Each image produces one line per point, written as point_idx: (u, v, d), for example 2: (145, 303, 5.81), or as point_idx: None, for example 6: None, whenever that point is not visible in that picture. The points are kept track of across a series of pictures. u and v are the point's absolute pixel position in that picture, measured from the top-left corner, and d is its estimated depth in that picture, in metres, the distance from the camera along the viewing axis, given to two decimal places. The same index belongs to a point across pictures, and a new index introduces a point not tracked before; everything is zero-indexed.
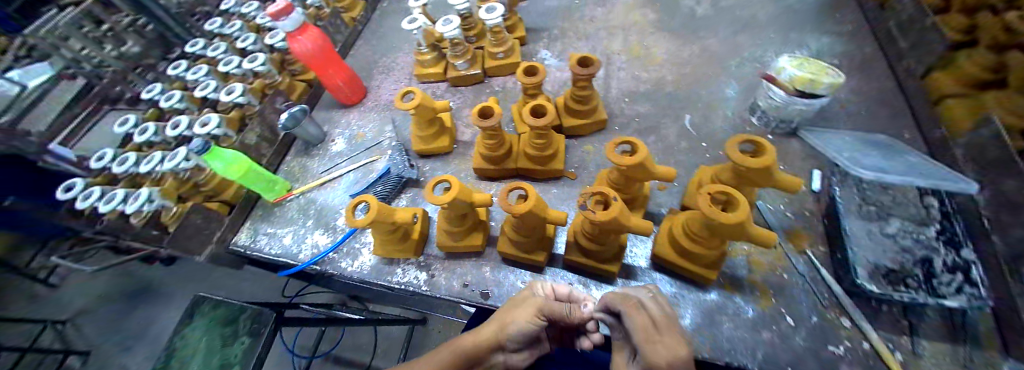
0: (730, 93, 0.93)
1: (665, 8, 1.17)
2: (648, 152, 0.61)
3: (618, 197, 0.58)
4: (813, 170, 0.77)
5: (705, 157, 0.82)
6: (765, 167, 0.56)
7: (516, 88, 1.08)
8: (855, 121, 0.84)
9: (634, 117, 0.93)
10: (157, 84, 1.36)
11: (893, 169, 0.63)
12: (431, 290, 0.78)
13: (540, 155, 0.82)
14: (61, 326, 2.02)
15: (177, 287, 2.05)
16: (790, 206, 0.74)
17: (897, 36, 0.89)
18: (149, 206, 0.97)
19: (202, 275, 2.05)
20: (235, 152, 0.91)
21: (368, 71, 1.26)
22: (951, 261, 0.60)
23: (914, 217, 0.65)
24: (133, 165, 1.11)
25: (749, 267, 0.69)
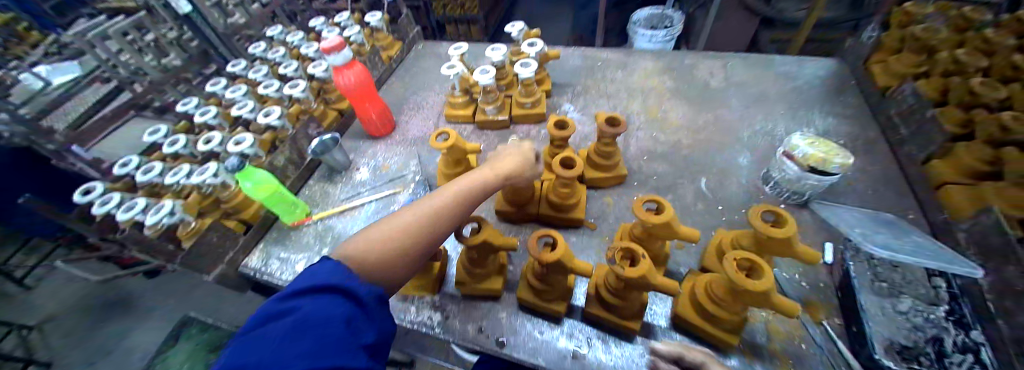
0: (743, 161, 0.99)
1: (680, 76, 1.28)
2: (674, 213, 0.64)
3: (645, 254, 0.61)
4: (826, 242, 0.80)
5: (721, 220, 0.86)
6: (786, 237, 0.59)
7: (539, 136, 1.14)
8: (860, 199, 0.89)
9: (653, 175, 0.97)
10: (193, 99, 1.42)
11: (905, 248, 0.67)
12: (445, 332, 0.78)
13: (564, 204, 0.85)
14: (27, 330, 1.91)
15: (159, 301, 1.96)
16: (804, 276, 0.77)
17: (899, 123, 0.98)
18: (169, 219, 0.98)
19: (188, 290, 1.97)
20: (265, 175, 0.94)
21: (399, 106, 1.33)
22: (962, 342, 0.62)
23: (924, 296, 0.67)
24: (157, 175, 1.15)
25: (767, 334, 0.70)
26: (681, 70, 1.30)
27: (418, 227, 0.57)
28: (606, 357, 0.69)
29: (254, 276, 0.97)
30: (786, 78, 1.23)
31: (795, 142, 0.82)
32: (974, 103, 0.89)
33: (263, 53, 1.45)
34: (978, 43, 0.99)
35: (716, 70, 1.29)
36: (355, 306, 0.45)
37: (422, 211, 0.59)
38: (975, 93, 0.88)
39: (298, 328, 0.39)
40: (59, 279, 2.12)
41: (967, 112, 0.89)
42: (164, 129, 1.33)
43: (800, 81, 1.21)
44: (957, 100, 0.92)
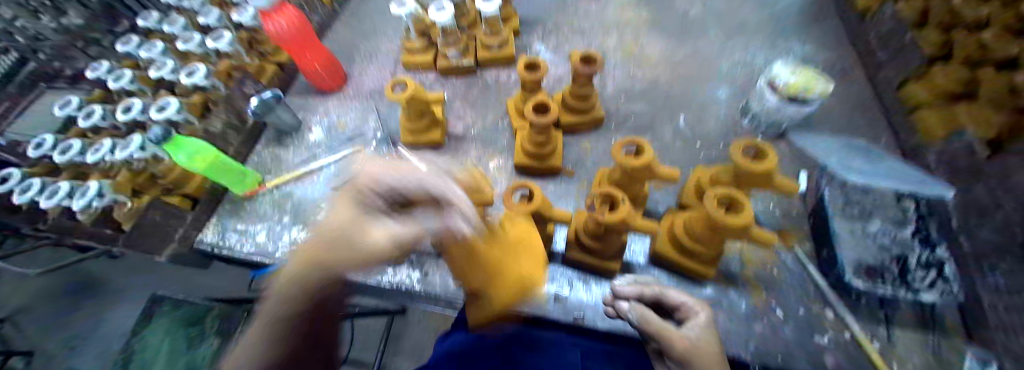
0: (722, 95, 0.95)
1: (657, 6, 1.18)
2: (655, 153, 0.60)
3: (626, 198, 0.58)
4: (801, 172, 0.80)
5: (699, 157, 0.84)
6: (768, 171, 0.57)
7: (509, 81, 1.05)
8: (835, 128, 0.89)
9: (631, 115, 0.93)
10: (104, 61, 1.21)
11: (876, 172, 0.68)
12: (426, 290, 0.75)
13: (539, 152, 0.80)
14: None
15: (123, 285, 1.84)
16: (778, 204, 0.78)
17: (878, 47, 0.96)
18: (99, 202, 0.89)
19: (154, 271, 1.86)
20: (204, 144, 0.84)
21: (350, 55, 1.19)
22: (925, 258, 0.62)
23: (894, 218, 0.68)
24: (78, 154, 1.00)
25: (742, 263, 0.71)
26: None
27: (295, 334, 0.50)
28: (587, 295, 0.70)
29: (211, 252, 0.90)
30: (766, 3, 1.16)
31: (776, 73, 0.76)
32: (955, 23, 0.79)
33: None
34: None
35: None
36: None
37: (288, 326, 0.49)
38: (957, 13, 0.78)
39: None
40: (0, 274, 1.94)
41: (946, 33, 0.80)
42: (76, 99, 1.15)
43: (781, 6, 1.15)
44: (937, 21, 0.82)
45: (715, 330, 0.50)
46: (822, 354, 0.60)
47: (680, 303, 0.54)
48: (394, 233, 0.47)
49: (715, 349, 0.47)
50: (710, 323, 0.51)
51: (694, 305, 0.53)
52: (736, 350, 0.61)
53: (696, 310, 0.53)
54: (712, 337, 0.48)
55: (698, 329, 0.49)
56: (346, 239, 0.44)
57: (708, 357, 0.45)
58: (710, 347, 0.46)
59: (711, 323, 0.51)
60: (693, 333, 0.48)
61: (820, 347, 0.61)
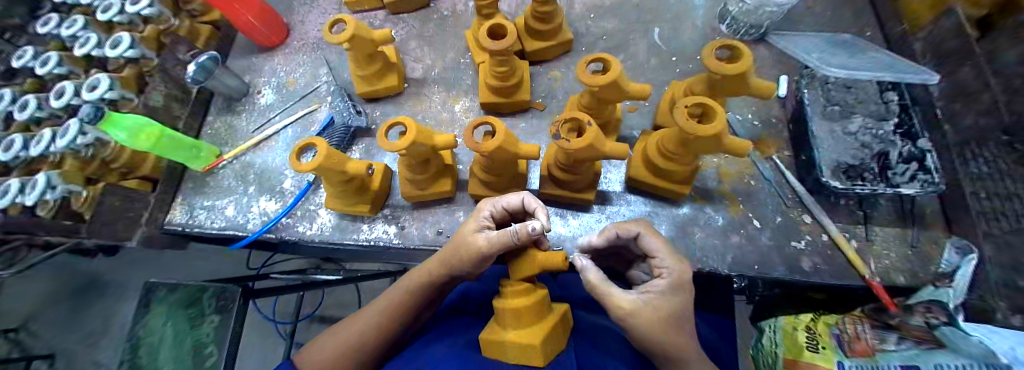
0: (699, 1, 0.86)
1: None
2: (622, 68, 0.55)
3: (593, 122, 0.53)
4: (780, 76, 0.76)
5: (675, 73, 0.79)
6: (742, 73, 0.53)
7: (467, 12, 0.95)
8: (818, 24, 0.83)
9: (602, 35, 0.85)
10: (27, 46, 1.04)
11: (859, 66, 0.63)
12: (403, 242, 0.74)
13: (503, 85, 0.74)
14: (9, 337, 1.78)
15: (126, 278, 1.84)
16: (758, 114, 0.74)
17: None
18: (53, 195, 0.81)
19: (148, 260, 1.85)
20: (138, 117, 0.75)
21: (287, 2, 1.06)
22: (907, 152, 0.60)
23: (874, 114, 0.66)
24: (21, 149, 0.88)
25: (718, 178, 0.70)
26: None
27: (384, 319, 0.56)
28: (565, 230, 0.69)
29: (183, 232, 0.87)
30: None
31: None
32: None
33: None
34: None
35: None
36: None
37: (389, 304, 0.56)
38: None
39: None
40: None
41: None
42: (9, 91, 0.99)
43: None
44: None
45: (682, 293, 0.43)
46: (798, 256, 0.61)
47: (653, 256, 0.46)
48: (490, 239, 0.46)
49: (671, 321, 0.41)
50: (678, 286, 0.43)
51: (666, 263, 0.44)
52: (714, 264, 0.62)
53: (668, 269, 0.44)
54: (671, 305, 0.42)
55: (652, 296, 0.42)
56: (453, 248, 0.50)
57: (651, 333, 0.40)
58: (665, 320, 0.40)
59: (678, 288, 0.42)
60: (645, 300, 0.41)
61: (796, 251, 0.62)
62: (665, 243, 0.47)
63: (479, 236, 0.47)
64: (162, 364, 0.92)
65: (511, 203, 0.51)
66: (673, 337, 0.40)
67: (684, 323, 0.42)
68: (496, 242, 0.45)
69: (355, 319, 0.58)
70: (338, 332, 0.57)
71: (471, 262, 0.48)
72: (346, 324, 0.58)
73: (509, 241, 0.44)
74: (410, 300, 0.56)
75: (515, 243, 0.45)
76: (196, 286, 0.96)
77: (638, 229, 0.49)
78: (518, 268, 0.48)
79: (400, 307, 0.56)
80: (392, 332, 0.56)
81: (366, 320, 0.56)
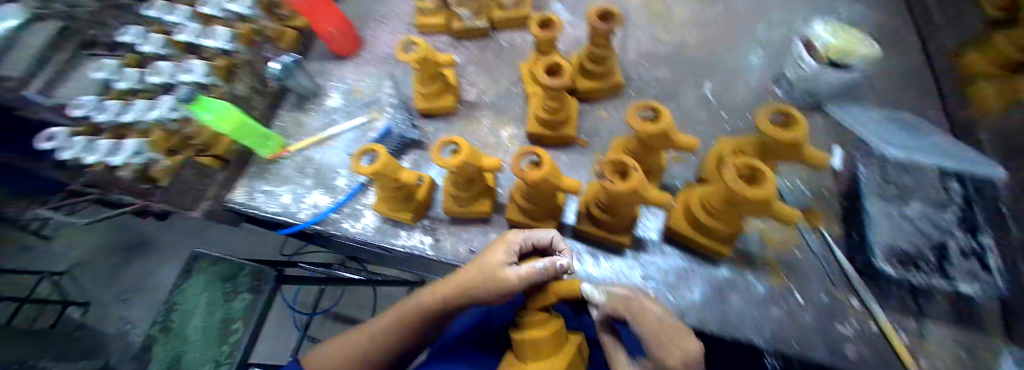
0: (754, 61, 0.88)
1: None
2: (672, 120, 0.57)
3: (638, 167, 0.55)
4: (834, 147, 0.75)
5: (723, 129, 0.80)
6: (796, 140, 0.54)
7: (526, 46, 1.02)
8: (877, 98, 0.82)
9: (652, 82, 0.88)
10: (125, 21, 1.13)
11: (917, 146, 0.62)
12: (437, 254, 0.77)
13: (552, 119, 0.78)
14: None
15: (174, 242, 2.00)
16: (807, 182, 0.72)
17: (935, 9, 0.87)
18: (137, 161, 0.89)
19: (196, 229, 2.00)
20: (225, 103, 0.84)
21: (365, 19, 1.18)
22: (966, 246, 0.60)
23: (933, 200, 0.63)
24: (113, 113, 0.95)
25: (762, 243, 0.68)
26: None
27: (392, 332, 0.58)
28: (596, 271, 0.70)
29: (241, 210, 0.95)
30: None
31: (816, 32, 0.71)
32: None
33: None
34: None
35: None
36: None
37: (398, 318, 0.58)
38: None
39: None
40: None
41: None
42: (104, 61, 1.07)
43: None
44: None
45: None
46: (843, 342, 0.58)
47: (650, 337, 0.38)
48: (519, 274, 0.49)
49: None
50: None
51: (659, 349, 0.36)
52: (748, 334, 0.60)
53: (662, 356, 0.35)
54: None
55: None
56: (480, 276, 0.51)
57: None
58: None
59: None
60: None
61: (842, 336, 0.58)
62: (667, 319, 0.39)
63: (506, 269, 0.50)
64: (190, 332, 0.97)
65: (539, 240, 0.56)
66: None
67: None
68: (526, 278, 0.48)
69: (365, 330, 0.60)
70: (348, 339, 0.60)
71: (498, 292, 0.50)
72: (356, 334, 0.60)
73: (539, 277, 0.48)
74: (419, 319, 0.57)
75: (543, 279, 0.49)
76: (235, 263, 1.03)
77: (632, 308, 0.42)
78: (536, 301, 0.50)
79: (409, 323, 0.57)
80: (397, 344, 0.59)
81: (375, 329, 0.59)
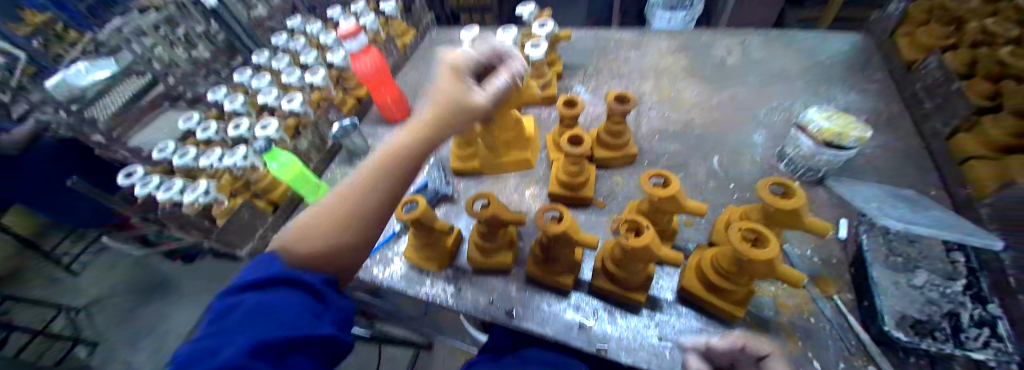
0: (758, 140, 0.97)
1: (696, 55, 1.26)
2: (680, 185, 0.65)
3: (651, 226, 0.62)
4: (840, 219, 0.79)
5: (731, 198, 0.86)
6: (796, 209, 0.59)
7: (550, 119, 1.16)
8: (880, 175, 0.87)
9: (664, 154, 0.98)
10: (221, 87, 1.38)
11: (918, 221, 0.66)
12: (457, 304, 0.81)
13: (572, 181, 0.87)
14: (75, 313, 1.97)
15: (192, 286, 2.03)
16: (817, 251, 0.75)
17: (924, 97, 0.96)
18: (203, 199, 1.01)
19: (218, 277, 2.04)
20: (290, 156, 0.98)
21: (414, 92, 1.39)
22: (978, 315, 0.60)
23: (940, 271, 0.66)
24: (193, 159, 1.14)
25: (776, 308, 0.69)
26: (697, 50, 1.27)
27: (378, 176, 0.62)
28: (613, 328, 0.72)
29: None
30: (808, 53, 1.19)
31: (809, 117, 0.79)
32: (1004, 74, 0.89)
33: (286, 43, 1.47)
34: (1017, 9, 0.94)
35: (732, 49, 1.25)
36: (310, 291, 0.49)
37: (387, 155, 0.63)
38: (1006, 63, 0.88)
39: (252, 317, 0.42)
40: (95, 261, 2.17)
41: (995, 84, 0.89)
42: (197, 115, 1.30)
43: (824, 58, 1.17)
44: (985, 71, 0.92)
45: None
46: None
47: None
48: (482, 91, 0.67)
49: None
50: None
51: None
52: None
53: None
54: None
55: None
56: (454, 90, 0.66)
57: None
58: None
59: None
60: None
61: None
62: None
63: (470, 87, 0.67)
64: None
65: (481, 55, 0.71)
66: None
67: None
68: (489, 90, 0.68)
69: (343, 195, 0.61)
70: (327, 209, 0.60)
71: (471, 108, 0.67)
72: (334, 201, 0.61)
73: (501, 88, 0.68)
74: (409, 149, 0.64)
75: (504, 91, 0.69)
76: None
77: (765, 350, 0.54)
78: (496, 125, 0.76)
79: (402, 154, 0.63)
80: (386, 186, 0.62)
81: (365, 175, 0.62)
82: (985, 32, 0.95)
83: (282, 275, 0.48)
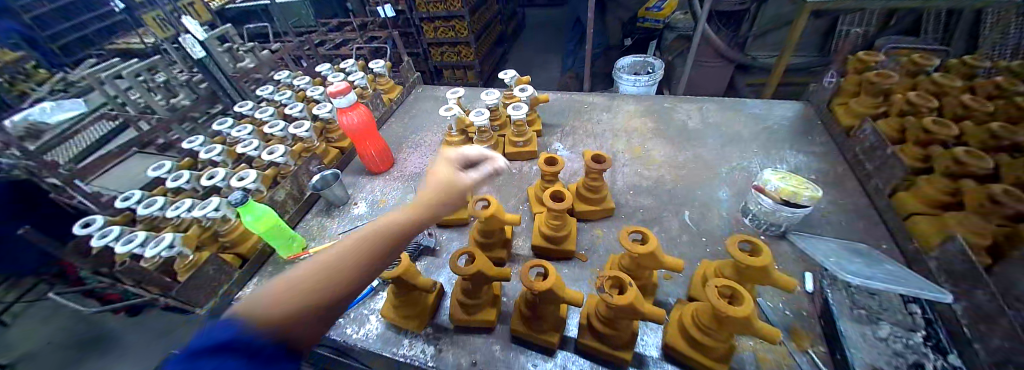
0: (723, 196, 1.05)
1: (661, 117, 1.38)
2: (658, 243, 0.68)
3: (633, 283, 0.64)
4: (805, 272, 0.84)
5: (705, 251, 0.90)
6: (763, 266, 0.63)
7: (532, 172, 1.21)
8: (834, 230, 0.95)
9: (639, 208, 1.03)
10: (199, 136, 1.36)
11: (872, 274, 0.71)
12: (438, 365, 0.77)
13: (555, 235, 0.89)
14: None
15: (127, 340, 1.76)
16: (788, 304, 0.79)
17: (864, 158, 1.06)
18: (167, 253, 0.94)
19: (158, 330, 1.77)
20: (267, 208, 0.94)
21: (398, 144, 1.42)
22: (941, 366, 0.64)
23: (902, 323, 0.71)
24: (159, 209, 1.07)
25: (756, 363, 0.70)
26: (663, 113, 1.40)
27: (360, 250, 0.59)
28: None
29: None
30: (759, 119, 1.34)
31: (767, 178, 0.88)
32: (929, 140, 0.95)
33: (270, 94, 1.50)
34: (928, 86, 1.11)
35: (693, 113, 1.39)
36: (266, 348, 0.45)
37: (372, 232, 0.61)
38: (930, 131, 0.95)
39: None
40: (23, 314, 1.93)
41: (924, 149, 0.96)
42: (169, 164, 1.24)
43: (772, 123, 1.31)
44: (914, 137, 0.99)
45: None
46: None
47: None
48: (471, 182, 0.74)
49: None
50: None
51: None
52: None
53: None
54: None
55: None
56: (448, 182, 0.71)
57: None
58: None
59: None
60: None
61: None
62: None
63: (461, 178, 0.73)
64: None
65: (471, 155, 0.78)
66: None
67: None
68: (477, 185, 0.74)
69: (319, 268, 0.55)
70: (301, 282, 0.52)
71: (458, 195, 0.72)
72: (308, 275, 0.54)
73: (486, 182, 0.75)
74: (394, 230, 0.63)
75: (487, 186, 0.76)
76: None
77: None
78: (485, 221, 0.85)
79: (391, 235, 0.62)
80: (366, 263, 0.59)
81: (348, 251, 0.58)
82: (910, 104, 1.05)
83: (235, 338, 0.44)
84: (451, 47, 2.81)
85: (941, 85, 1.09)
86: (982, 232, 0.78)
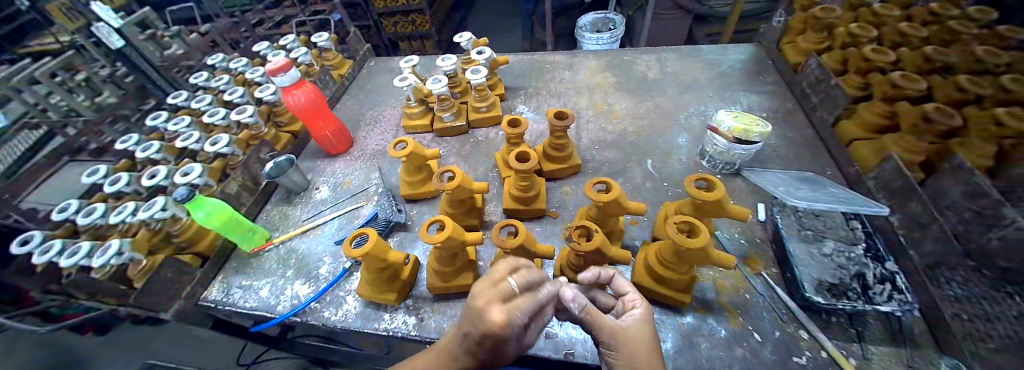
0: (682, 141, 1.08)
1: (622, 71, 1.38)
2: (621, 190, 0.70)
3: (599, 229, 0.66)
4: (758, 203, 0.89)
5: (668, 195, 0.94)
6: (718, 199, 0.67)
7: (497, 138, 1.19)
8: (784, 163, 1.01)
9: (604, 162, 1.05)
10: (132, 135, 1.23)
11: (815, 197, 0.77)
12: (420, 333, 0.78)
13: (524, 196, 0.89)
14: None
15: (101, 357, 1.68)
16: (744, 234, 0.84)
17: (810, 92, 1.11)
18: (118, 260, 0.88)
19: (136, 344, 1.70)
20: (219, 202, 0.88)
21: (356, 123, 1.35)
22: (880, 273, 0.71)
23: (844, 238, 0.78)
24: (101, 217, 0.97)
25: (716, 290, 0.75)
26: (624, 66, 1.40)
27: None
28: (576, 332, 0.73)
29: (215, 309, 0.92)
30: (715, 64, 1.36)
31: (721, 118, 0.91)
32: (869, 67, 1.01)
33: (206, 82, 1.36)
34: (868, 17, 1.16)
35: (652, 63, 1.40)
36: None
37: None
38: (869, 60, 0.99)
39: None
40: None
41: (864, 77, 1.01)
42: (104, 167, 1.12)
43: (727, 67, 1.35)
44: (856, 67, 1.05)
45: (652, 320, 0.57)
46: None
47: (623, 292, 0.61)
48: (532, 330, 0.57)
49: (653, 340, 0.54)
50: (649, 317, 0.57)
51: (634, 296, 0.59)
52: None
53: (636, 300, 0.59)
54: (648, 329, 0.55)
55: (637, 319, 0.56)
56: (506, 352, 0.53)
57: (646, 342, 0.53)
58: (649, 342, 0.54)
59: (649, 317, 0.57)
60: (633, 323, 0.55)
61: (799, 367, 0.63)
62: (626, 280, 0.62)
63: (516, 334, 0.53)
64: None
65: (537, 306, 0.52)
66: (645, 350, 0.52)
67: (654, 347, 0.54)
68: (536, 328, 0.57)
69: None
70: None
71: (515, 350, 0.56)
72: None
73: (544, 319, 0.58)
74: None
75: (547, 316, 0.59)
76: None
77: (611, 271, 0.62)
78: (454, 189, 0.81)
79: None
80: None
81: None
82: (851, 35, 1.10)
83: None
84: (405, 16, 2.63)
85: (879, 15, 1.14)
86: (913, 149, 0.85)
